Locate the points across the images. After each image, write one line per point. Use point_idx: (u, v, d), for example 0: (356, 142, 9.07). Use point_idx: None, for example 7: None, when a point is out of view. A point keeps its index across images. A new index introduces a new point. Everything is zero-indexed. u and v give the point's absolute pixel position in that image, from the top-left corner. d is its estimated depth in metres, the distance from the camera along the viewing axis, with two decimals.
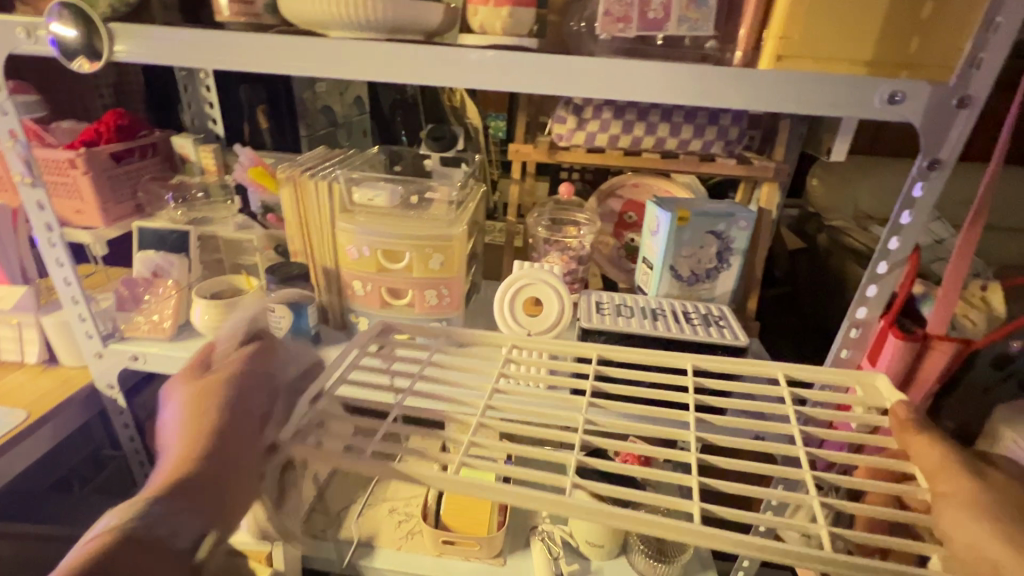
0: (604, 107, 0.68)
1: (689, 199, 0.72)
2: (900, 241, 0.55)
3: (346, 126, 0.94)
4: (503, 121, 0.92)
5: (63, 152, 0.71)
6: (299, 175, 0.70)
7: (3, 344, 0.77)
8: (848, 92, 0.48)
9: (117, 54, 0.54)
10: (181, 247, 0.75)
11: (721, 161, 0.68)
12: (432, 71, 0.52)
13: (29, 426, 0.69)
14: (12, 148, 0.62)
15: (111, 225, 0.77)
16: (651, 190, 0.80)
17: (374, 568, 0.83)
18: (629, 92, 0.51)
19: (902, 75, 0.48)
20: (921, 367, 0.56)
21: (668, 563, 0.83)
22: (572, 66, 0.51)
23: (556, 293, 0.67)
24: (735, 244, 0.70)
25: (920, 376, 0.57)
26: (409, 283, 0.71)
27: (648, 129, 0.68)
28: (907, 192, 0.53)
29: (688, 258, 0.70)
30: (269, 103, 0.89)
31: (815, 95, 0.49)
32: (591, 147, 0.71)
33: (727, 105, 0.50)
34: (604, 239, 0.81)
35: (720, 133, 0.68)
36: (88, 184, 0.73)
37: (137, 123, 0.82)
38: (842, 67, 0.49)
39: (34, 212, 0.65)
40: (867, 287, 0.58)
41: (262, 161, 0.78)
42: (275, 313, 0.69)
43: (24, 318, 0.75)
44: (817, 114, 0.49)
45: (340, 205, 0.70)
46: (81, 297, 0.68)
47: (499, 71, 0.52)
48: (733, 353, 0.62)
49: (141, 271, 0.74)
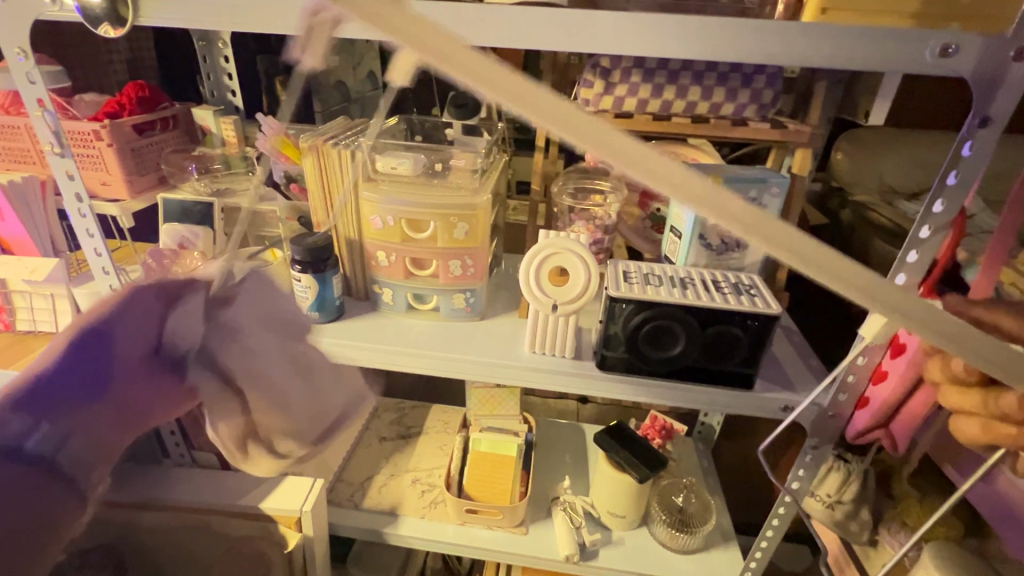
0: (633, 70, 0.66)
1: (720, 166, 0.70)
2: (945, 204, 0.53)
3: (360, 102, 0.92)
4: (518, 96, 0.90)
5: (87, 124, 0.72)
6: (322, 144, 0.69)
7: (37, 314, 0.79)
8: (895, 44, 0.46)
9: (143, 19, 0.53)
10: (206, 219, 0.76)
11: (754, 125, 0.66)
12: (461, 29, 0.51)
13: None
14: (40, 117, 0.62)
15: (137, 197, 0.77)
16: (678, 158, 0.78)
17: (400, 535, 0.84)
18: (663, 49, 0.49)
19: (953, 26, 0.46)
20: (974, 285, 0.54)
21: (689, 534, 0.83)
22: (604, 22, 0.49)
23: (584, 263, 0.67)
24: (767, 212, 0.68)
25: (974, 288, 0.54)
26: (434, 253, 0.71)
27: (678, 92, 0.66)
28: (955, 152, 0.51)
29: (718, 226, 0.69)
30: (286, 74, 0.88)
31: (859, 50, 0.47)
32: (619, 112, 0.69)
33: (765, 61, 0.49)
34: (629, 209, 0.80)
35: (754, 96, 0.65)
36: (113, 155, 0.73)
37: (158, 95, 0.81)
38: (891, 19, 0.46)
39: (65, 182, 0.66)
40: (907, 253, 0.56)
41: (284, 131, 0.77)
42: (301, 284, 0.70)
43: (56, 289, 0.76)
44: (861, 70, 0.47)
45: (363, 174, 0.70)
46: (111, 268, 0.70)
47: (533, 29, 0.50)
48: (763, 321, 0.63)
49: (168, 242, 0.75)
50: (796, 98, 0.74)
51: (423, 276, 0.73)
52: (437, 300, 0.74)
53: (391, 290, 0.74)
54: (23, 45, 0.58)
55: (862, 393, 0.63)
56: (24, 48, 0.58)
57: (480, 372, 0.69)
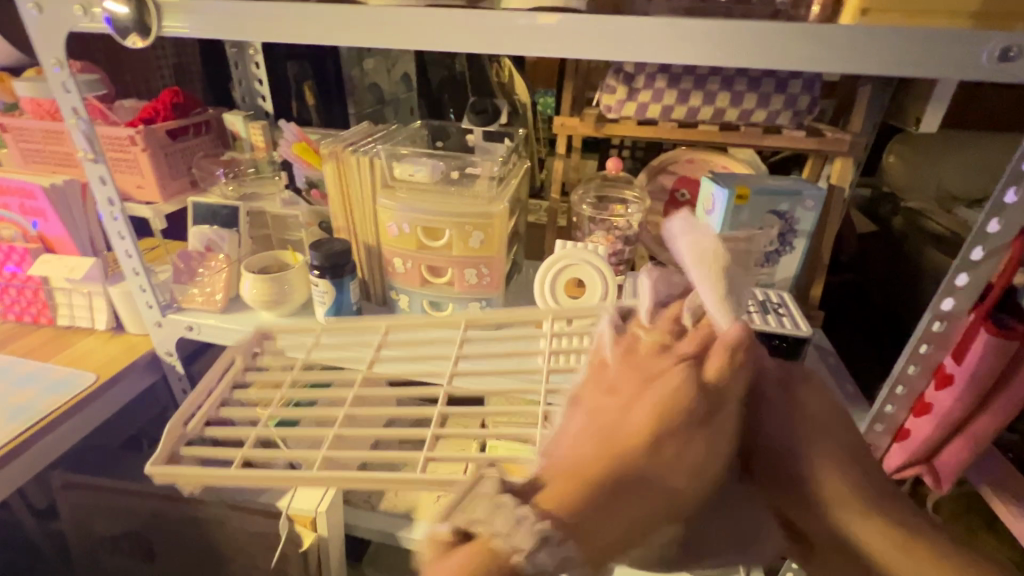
0: (658, 75, 0.63)
1: (749, 175, 0.67)
2: (1002, 224, 0.48)
3: (394, 104, 0.94)
4: (551, 96, 0.89)
5: (123, 130, 0.74)
6: (341, 150, 0.70)
7: (77, 311, 0.83)
8: (937, 45, 0.42)
9: (167, 29, 0.54)
10: (231, 222, 0.78)
11: (788, 134, 0.62)
12: (473, 37, 0.50)
13: (99, 386, 0.75)
14: (75, 124, 0.65)
15: (169, 200, 0.80)
16: (707, 166, 0.74)
17: (414, 540, 0.82)
18: (663, 55, 0.47)
19: (1016, 27, 0.41)
20: (1004, 387, 0.50)
21: None
22: (599, 28, 0.48)
23: (598, 274, 0.65)
24: (800, 227, 0.65)
25: (1000, 398, 0.51)
26: (449, 262, 0.70)
27: (705, 99, 0.62)
28: (1014, 167, 0.46)
29: (745, 240, 0.65)
30: (316, 79, 0.90)
31: (895, 52, 0.43)
32: (642, 119, 0.66)
33: (792, 67, 0.45)
34: (653, 219, 0.77)
35: (788, 102, 0.61)
36: (146, 159, 0.76)
37: (191, 101, 0.83)
38: (939, 20, 0.42)
39: (97, 186, 0.68)
40: (956, 276, 0.51)
41: (305, 137, 0.79)
42: (319, 288, 0.71)
43: (94, 287, 0.81)
44: (896, 75, 0.43)
45: (381, 180, 0.70)
46: (141, 270, 0.73)
47: (542, 36, 0.49)
48: (795, 345, 0.58)
49: (195, 245, 0.77)
50: (837, 103, 0.69)
51: (438, 283, 0.72)
52: (453, 307, 0.73)
53: (407, 296, 0.74)
54: (59, 57, 0.60)
55: (902, 424, 0.58)
56: (60, 59, 0.60)
57: (493, 379, 0.67)
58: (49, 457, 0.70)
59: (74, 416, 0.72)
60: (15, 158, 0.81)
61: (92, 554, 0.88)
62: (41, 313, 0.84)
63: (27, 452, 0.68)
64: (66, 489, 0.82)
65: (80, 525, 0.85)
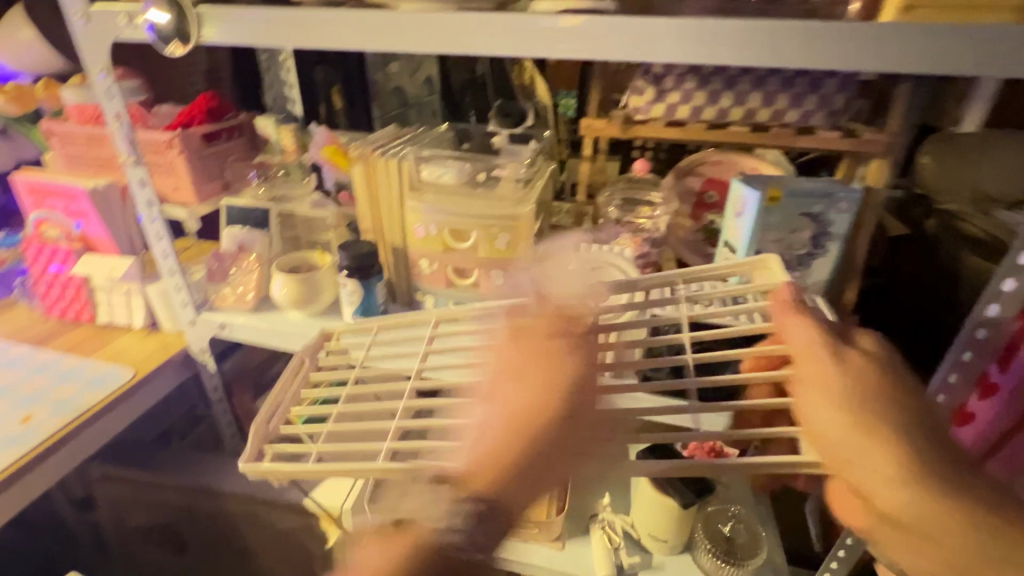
0: (687, 76, 0.63)
1: (780, 177, 0.66)
2: None
3: (417, 106, 0.94)
4: (573, 98, 0.86)
5: (161, 134, 0.77)
6: (371, 153, 0.71)
7: (115, 309, 0.85)
8: (985, 43, 0.40)
9: (207, 36, 0.56)
10: (263, 223, 0.80)
11: (822, 134, 0.61)
12: (502, 39, 0.50)
13: (136, 382, 0.77)
14: (118, 129, 0.67)
15: (203, 201, 0.82)
16: (736, 168, 0.73)
17: None
18: (697, 55, 0.47)
19: None
20: None
21: (737, 566, 0.77)
22: (633, 28, 0.47)
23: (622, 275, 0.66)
24: (834, 229, 0.63)
25: None
26: (475, 263, 0.71)
27: (736, 99, 0.62)
28: None
29: (776, 243, 0.64)
30: (344, 83, 0.92)
31: (938, 51, 0.41)
32: (671, 120, 0.65)
33: (827, 67, 0.44)
34: (681, 221, 0.76)
35: (822, 102, 0.60)
36: (184, 163, 0.78)
37: (226, 105, 0.85)
38: (989, 16, 0.40)
39: (137, 189, 0.71)
40: (1004, 280, 0.49)
41: (335, 140, 0.80)
42: (347, 288, 0.73)
43: (132, 286, 0.83)
44: (939, 75, 0.42)
45: (408, 182, 0.71)
46: (178, 270, 0.75)
47: (569, 38, 0.49)
48: None
49: (227, 246, 0.80)
50: (873, 103, 0.68)
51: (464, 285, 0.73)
52: None
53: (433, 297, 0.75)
54: (105, 64, 0.63)
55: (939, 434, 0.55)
56: (106, 66, 0.63)
57: None
58: (90, 449, 0.73)
59: (110, 411, 0.75)
60: (60, 161, 0.85)
61: (126, 544, 0.91)
62: (81, 311, 0.86)
63: (69, 445, 0.71)
64: (103, 480, 0.85)
65: (116, 516, 0.88)
